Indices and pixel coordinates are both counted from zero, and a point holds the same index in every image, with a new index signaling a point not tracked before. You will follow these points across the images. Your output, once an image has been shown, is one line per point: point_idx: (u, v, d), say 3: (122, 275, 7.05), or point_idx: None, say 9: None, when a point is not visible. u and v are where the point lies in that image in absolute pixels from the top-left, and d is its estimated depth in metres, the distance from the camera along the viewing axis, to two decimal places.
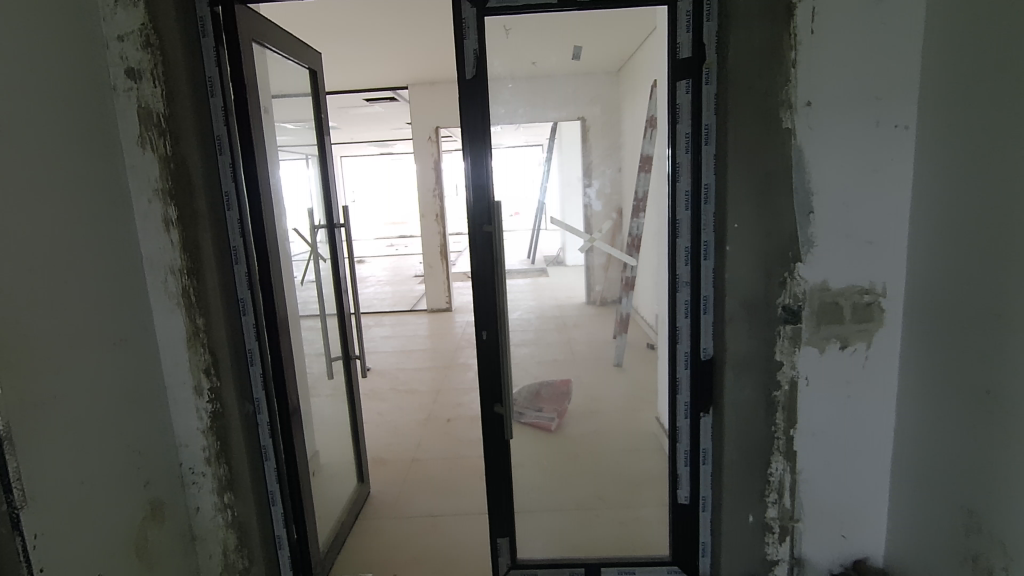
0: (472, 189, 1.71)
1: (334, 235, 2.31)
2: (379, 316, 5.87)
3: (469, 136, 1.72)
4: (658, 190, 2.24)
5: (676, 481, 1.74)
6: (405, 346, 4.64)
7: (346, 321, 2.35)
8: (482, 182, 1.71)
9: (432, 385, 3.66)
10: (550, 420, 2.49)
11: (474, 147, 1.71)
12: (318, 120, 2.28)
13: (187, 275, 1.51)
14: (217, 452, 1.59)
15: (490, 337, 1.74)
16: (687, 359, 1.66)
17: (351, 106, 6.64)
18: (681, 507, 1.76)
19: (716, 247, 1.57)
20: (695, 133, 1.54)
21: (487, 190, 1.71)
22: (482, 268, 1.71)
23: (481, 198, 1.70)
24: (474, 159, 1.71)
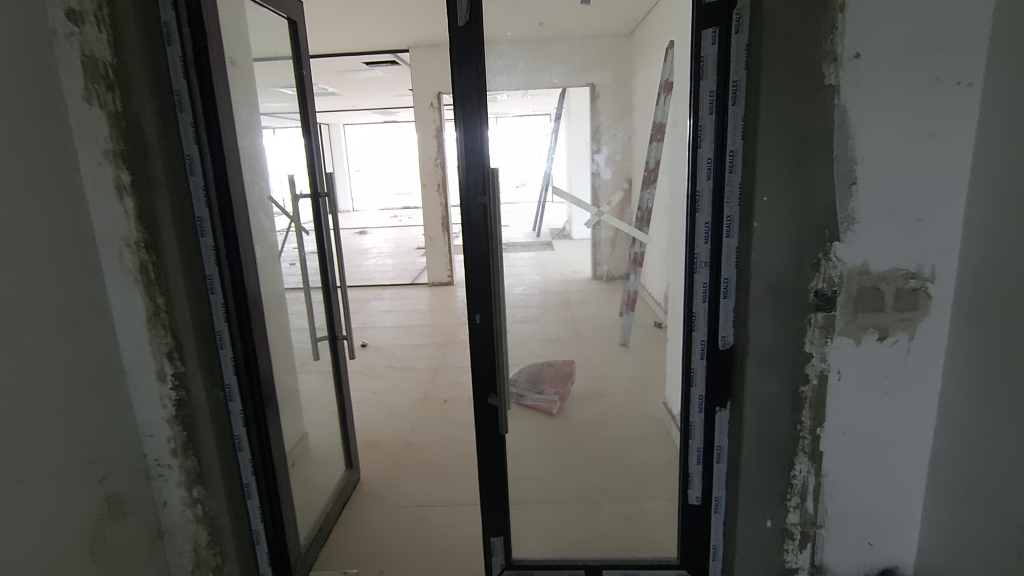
0: (464, 156, 1.46)
1: (319, 206, 2.08)
2: (380, 288, 5.72)
3: (460, 96, 1.46)
4: (678, 165, 2.01)
5: (687, 479, 1.60)
6: (404, 321, 4.50)
7: (332, 296, 2.17)
8: (480, 144, 1.46)
9: (429, 363, 3.52)
10: (552, 404, 2.47)
11: (467, 106, 1.46)
12: (299, 79, 2.04)
13: (144, 249, 1.33)
14: (183, 443, 1.45)
15: (484, 324, 1.52)
16: (704, 347, 1.46)
17: (351, 70, 6.38)
18: (691, 507, 1.61)
19: (740, 222, 1.38)
20: (720, 92, 1.34)
21: (483, 157, 1.46)
22: (472, 245, 1.48)
23: (478, 162, 1.46)
24: (464, 119, 1.45)
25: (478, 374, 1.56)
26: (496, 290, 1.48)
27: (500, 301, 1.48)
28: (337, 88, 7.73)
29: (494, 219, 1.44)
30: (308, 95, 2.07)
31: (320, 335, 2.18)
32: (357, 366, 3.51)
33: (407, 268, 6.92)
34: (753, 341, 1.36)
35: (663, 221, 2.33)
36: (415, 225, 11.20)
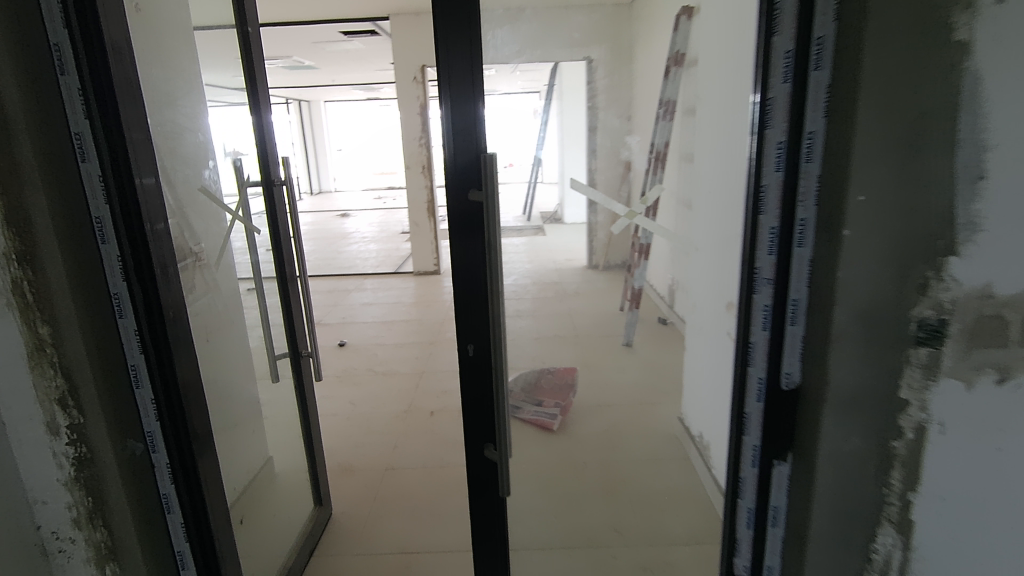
0: (450, 137, 1.09)
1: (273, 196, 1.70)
2: (362, 277, 5.35)
3: (446, 59, 1.08)
4: (738, 142, 1.62)
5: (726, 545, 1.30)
6: (387, 315, 4.16)
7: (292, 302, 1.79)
8: (473, 120, 1.09)
9: (414, 366, 3.18)
10: (552, 419, 2.14)
11: (460, 67, 1.08)
12: (242, 34, 1.59)
13: (16, 263, 0.98)
14: (88, 511, 1.12)
15: (479, 358, 1.17)
16: (762, 390, 1.13)
17: (327, 40, 5.91)
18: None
19: (817, 228, 1.01)
20: (798, 55, 0.97)
21: (475, 138, 1.09)
22: (458, 254, 1.13)
23: (473, 145, 1.09)
24: (450, 88, 1.08)
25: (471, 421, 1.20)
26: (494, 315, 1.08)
27: (499, 331, 1.08)
28: (314, 61, 7.24)
29: (491, 220, 1.04)
30: (255, 53, 1.63)
31: (279, 353, 1.80)
32: (334, 370, 3.17)
33: (391, 253, 6.54)
34: (832, 385, 1.04)
35: (705, 208, 1.95)
36: (400, 207, 10.76)
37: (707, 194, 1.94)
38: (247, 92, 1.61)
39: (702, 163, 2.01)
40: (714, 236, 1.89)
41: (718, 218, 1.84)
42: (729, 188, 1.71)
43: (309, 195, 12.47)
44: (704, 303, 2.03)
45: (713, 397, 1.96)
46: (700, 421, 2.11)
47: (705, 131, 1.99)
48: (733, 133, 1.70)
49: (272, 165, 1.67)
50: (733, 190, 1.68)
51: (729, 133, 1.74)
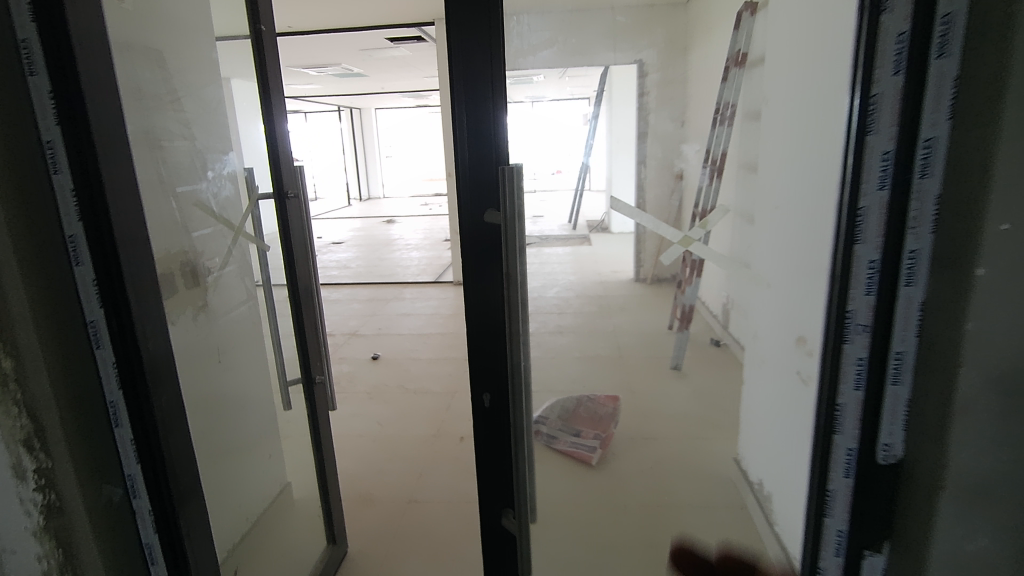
0: (467, 146, 0.93)
1: (283, 209, 1.50)
2: (402, 286, 5.27)
3: (461, 53, 0.90)
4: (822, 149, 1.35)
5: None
6: (424, 327, 4.03)
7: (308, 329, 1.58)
8: (494, 132, 0.92)
9: (446, 384, 3.03)
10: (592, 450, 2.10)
11: (478, 67, 0.90)
12: (254, 33, 1.45)
13: None
14: (59, 564, 0.99)
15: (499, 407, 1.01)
16: (850, 464, 0.88)
17: (374, 47, 5.89)
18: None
19: (933, 263, 0.78)
20: (917, 33, 0.72)
21: (494, 148, 0.93)
22: (473, 287, 0.98)
23: (493, 160, 0.93)
24: (465, 91, 0.91)
25: (489, 482, 1.03)
26: (513, 364, 0.90)
27: (521, 382, 0.91)
28: (362, 69, 7.28)
29: (511, 251, 0.86)
30: (270, 54, 1.47)
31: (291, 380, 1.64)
32: (364, 386, 3.05)
33: (433, 262, 6.44)
34: (953, 462, 0.83)
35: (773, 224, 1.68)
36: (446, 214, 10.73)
37: (776, 209, 1.67)
38: (259, 95, 1.46)
39: (772, 173, 1.72)
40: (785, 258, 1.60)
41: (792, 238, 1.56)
42: (806, 202, 1.44)
43: (358, 201, 12.65)
44: (766, 336, 1.73)
45: (781, 447, 1.66)
46: (765, 472, 1.81)
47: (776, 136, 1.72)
48: (810, 138, 1.43)
49: (285, 171, 1.49)
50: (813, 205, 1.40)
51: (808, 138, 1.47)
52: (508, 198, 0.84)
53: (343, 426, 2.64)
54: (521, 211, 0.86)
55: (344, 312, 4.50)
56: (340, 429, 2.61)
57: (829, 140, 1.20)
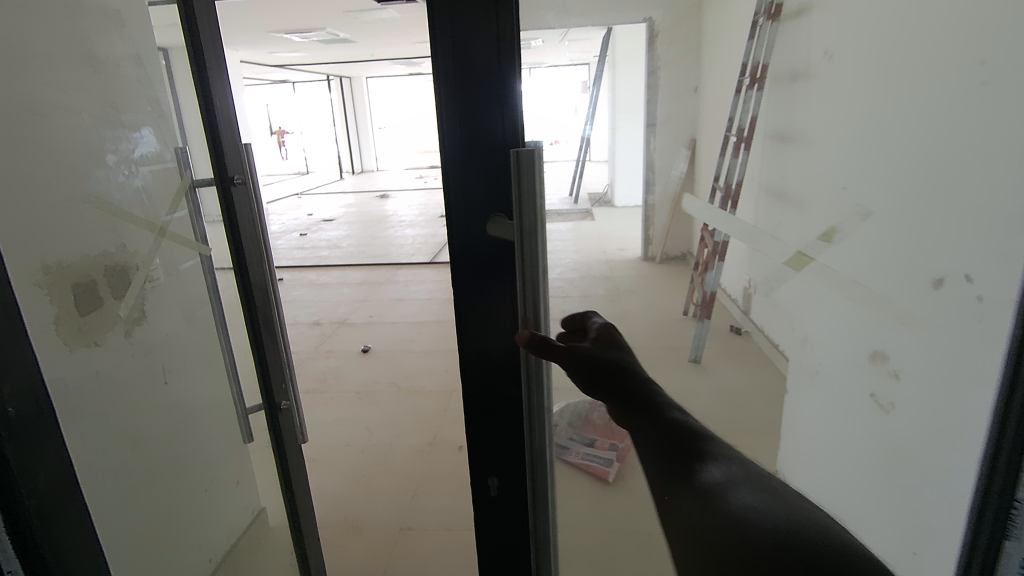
0: (458, 142, 0.72)
1: (227, 201, 1.16)
2: (396, 268, 4.96)
3: (448, 20, 0.69)
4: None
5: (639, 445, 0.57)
6: (420, 314, 3.73)
7: (270, 348, 1.26)
8: (495, 116, 0.71)
9: (444, 382, 2.76)
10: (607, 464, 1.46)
11: (478, 33, 0.69)
12: None
13: None
14: None
15: (509, 492, 0.86)
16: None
17: (361, 8, 5.44)
18: (677, 509, 0.47)
19: None
20: None
21: (496, 138, 0.72)
22: (468, 312, 0.79)
23: (495, 153, 0.72)
24: (458, 61, 0.70)
25: (502, 562, 0.89)
26: (537, 455, 0.74)
27: (547, 476, 0.75)
28: (350, 34, 6.82)
29: (525, 276, 0.66)
30: None
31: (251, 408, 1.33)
32: (353, 385, 2.78)
33: (429, 240, 6.09)
34: None
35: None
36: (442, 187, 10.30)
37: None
38: (186, 46, 1.08)
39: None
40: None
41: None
42: None
43: (350, 174, 12.21)
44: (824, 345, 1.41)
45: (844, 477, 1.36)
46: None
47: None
48: None
49: (224, 149, 1.14)
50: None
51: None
52: (517, 204, 0.63)
53: (329, 435, 2.37)
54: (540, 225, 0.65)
55: (333, 298, 4.20)
56: (326, 438, 2.34)
57: (957, 103, 0.87)
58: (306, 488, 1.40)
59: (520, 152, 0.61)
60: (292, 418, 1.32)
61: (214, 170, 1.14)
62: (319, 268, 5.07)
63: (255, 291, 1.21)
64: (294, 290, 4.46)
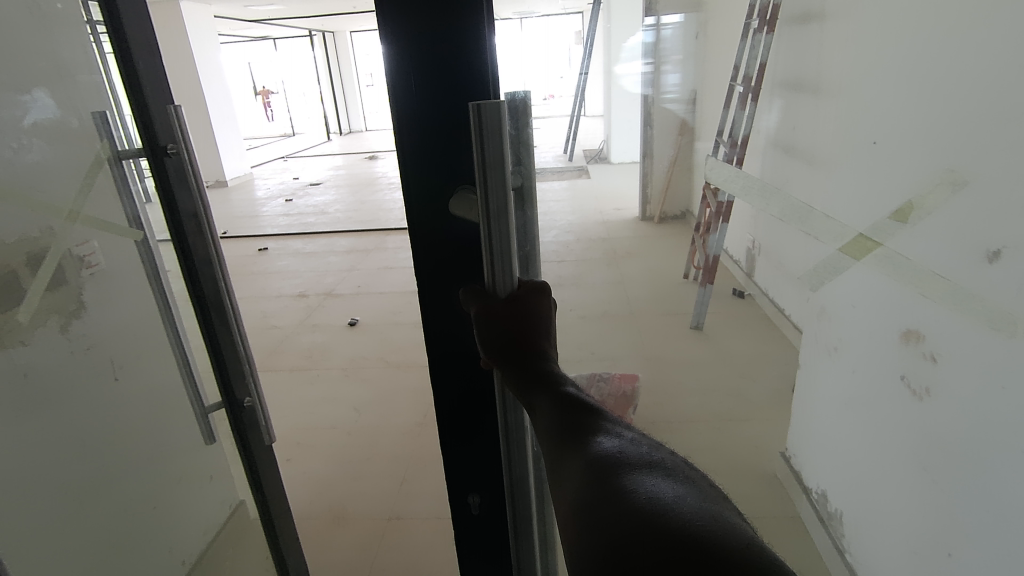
0: (407, 112, 0.62)
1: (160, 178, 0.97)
2: (386, 233, 4.78)
3: None
4: (1008, 54, 0.81)
5: (537, 409, 0.56)
6: (410, 283, 3.58)
7: (225, 344, 1.10)
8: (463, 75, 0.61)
9: None
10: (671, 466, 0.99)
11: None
12: None
13: None
14: None
15: (492, 511, 0.81)
16: None
17: None
18: (566, 476, 0.48)
19: None
20: None
21: (456, 105, 0.62)
22: (434, 296, 0.71)
23: (460, 117, 0.62)
24: (413, 13, 0.59)
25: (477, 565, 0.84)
26: (516, 483, 0.73)
27: (529, 505, 0.74)
28: None
29: (494, 255, 0.62)
30: None
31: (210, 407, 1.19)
32: (340, 361, 2.66)
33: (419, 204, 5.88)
34: None
35: (870, 162, 1.17)
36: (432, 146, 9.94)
37: (876, 142, 1.16)
38: None
39: (875, 89, 1.19)
40: (885, 217, 1.11)
41: (903, 186, 1.07)
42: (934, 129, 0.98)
43: (339, 135, 11.83)
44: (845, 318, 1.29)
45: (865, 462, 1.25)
46: (833, 487, 1.41)
47: (888, 37, 1.17)
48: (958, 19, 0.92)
49: (156, 116, 0.95)
50: (972, 137, 0.89)
51: (959, 34, 0.92)
52: (482, 173, 0.58)
53: (315, 416, 2.25)
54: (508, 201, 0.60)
55: (320, 267, 4.04)
56: (312, 418, 2.24)
57: None
58: (280, 490, 1.28)
59: (483, 106, 0.55)
60: (258, 419, 1.17)
61: (143, 142, 0.97)
62: (305, 236, 4.87)
63: (205, 281, 1.06)
64: (280, 259, 4.29)
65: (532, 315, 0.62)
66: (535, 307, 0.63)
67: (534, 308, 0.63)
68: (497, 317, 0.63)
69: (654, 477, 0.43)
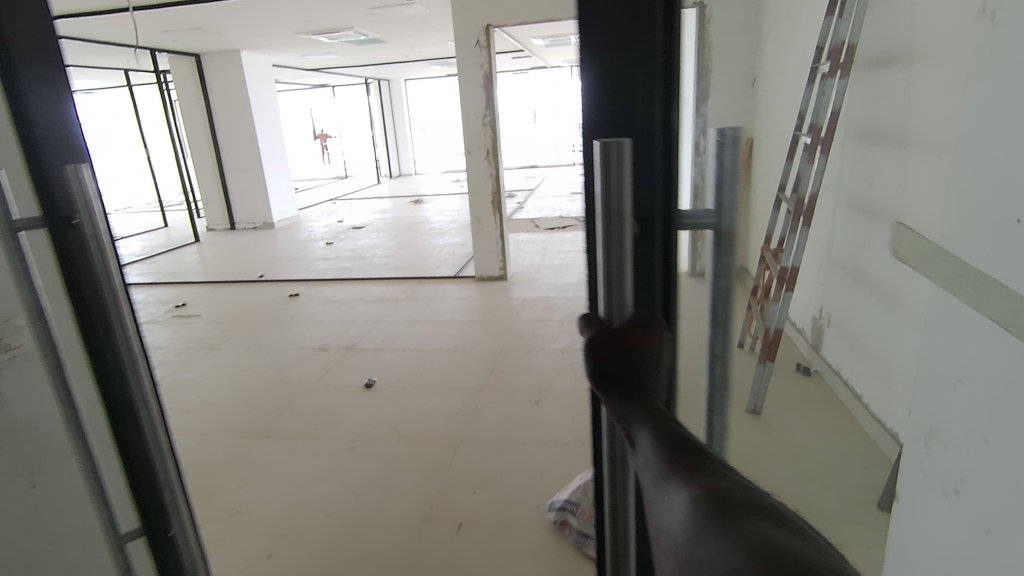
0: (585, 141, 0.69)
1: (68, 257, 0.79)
2: (418, 283, 4.58)
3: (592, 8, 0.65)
4: None
5: (638, 443, 0.54)
6: (435, 340, 3.33)
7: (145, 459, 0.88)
8: (620, 129, 0.68)
9: (450, 430, 2.35)
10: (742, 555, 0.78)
11: (633, 51, 0.66)
12: None
13: None
14: None
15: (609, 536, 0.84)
16: None
17: (385, 4, 4.96)
18: (670, 503, 0.48)
19: None
20: None
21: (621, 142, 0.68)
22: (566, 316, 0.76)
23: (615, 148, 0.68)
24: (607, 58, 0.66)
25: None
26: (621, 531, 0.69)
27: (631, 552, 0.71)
28: (375, 31, 6.40)
29: (611, 279, 0.59)
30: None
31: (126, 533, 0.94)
32: (347, 431, 2.41)
33: (456, 251, 5.73)
34: None
35: (996, 245, 0.87)
36: None
37: None
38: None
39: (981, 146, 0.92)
40: None
41: None
42: None
43: (386, 179, 12.00)
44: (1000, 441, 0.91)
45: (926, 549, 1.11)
46: None
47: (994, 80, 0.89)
48: None
49: (53, 176, 0.78)
50: None
51: None
52: (606, 184, 0.57)
53: (309, 499, 1.99)
54: (628, 218, 0.58)
55: (345, 317, 3.86)
56: (304, 502, 1.97)
57: None
58: None
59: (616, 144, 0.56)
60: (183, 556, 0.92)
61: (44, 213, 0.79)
62: (338, 282, 4.76)
63: (129, 378, 0.84)
64: (308, 307, 4.14)
65: (640, 349, 0.58)
66: (650, 343, 0.59)
67: (643, 343, 0.59)
68: (606, 348, 0.58)
69: (774, 527, 0.43)
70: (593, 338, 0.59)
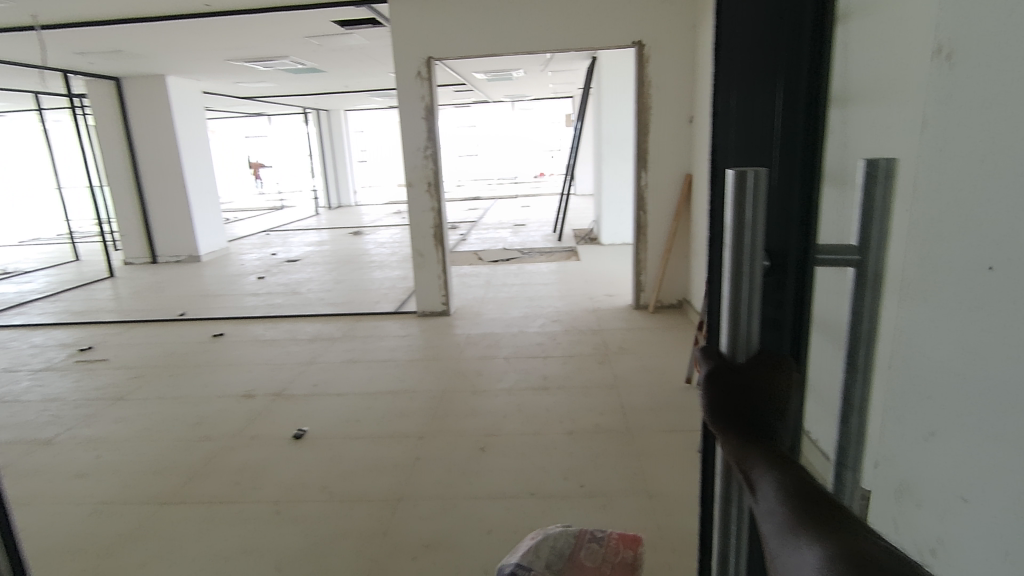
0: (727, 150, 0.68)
1: None
2: (356, 320, 4.35)
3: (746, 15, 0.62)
4: None
5: (760, 489, 0.45)
6: (374, 382, 3.13)
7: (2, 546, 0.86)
8: (754, 152, 0.63)
9: (391, 484, 2.16)
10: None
11: (771, 63, 0.61)
12: None
13: None
14: None
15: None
16: None
17: (321, 32, 4.80)
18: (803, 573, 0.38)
19: None
20: None
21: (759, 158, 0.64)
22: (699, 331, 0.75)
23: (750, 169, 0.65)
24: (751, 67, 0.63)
25: None
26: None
27: None
28: (311, 60, 6.20)
29: (737, 317, 0.49)
30: None
31: None
32: (275, 490, 2.17)
33: (397, 286, 5.52)
34: None
35: None
36: None
37: None
38: None
39: None
40: None
41: None
42: None
43: (323, 210, 11.64)
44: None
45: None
46: None
47: None
48: None
49: None
50: None
51: None
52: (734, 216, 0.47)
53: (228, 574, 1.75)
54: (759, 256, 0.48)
55: (276, 358, 3.58)
56: None
57: None
58: None
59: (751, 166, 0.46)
60: None
61: None
62: (269, 320, 4.45)
63: None
64: (234, 348, 3.83)
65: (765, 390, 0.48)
66: (780, 382, 0.49)
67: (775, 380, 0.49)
68: (729, 384, 0.49)
69: None
70: (712, 373, 0.50)
